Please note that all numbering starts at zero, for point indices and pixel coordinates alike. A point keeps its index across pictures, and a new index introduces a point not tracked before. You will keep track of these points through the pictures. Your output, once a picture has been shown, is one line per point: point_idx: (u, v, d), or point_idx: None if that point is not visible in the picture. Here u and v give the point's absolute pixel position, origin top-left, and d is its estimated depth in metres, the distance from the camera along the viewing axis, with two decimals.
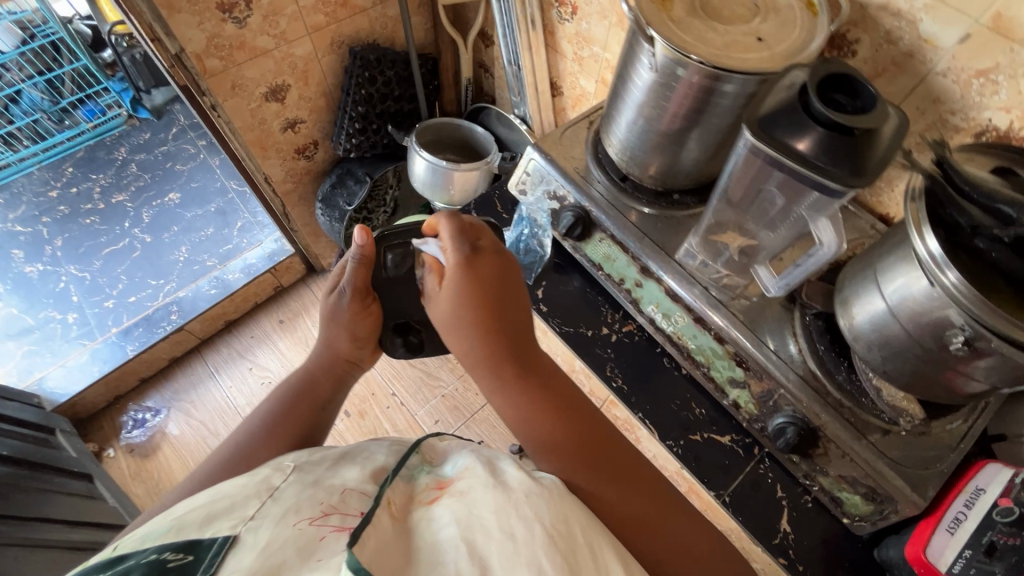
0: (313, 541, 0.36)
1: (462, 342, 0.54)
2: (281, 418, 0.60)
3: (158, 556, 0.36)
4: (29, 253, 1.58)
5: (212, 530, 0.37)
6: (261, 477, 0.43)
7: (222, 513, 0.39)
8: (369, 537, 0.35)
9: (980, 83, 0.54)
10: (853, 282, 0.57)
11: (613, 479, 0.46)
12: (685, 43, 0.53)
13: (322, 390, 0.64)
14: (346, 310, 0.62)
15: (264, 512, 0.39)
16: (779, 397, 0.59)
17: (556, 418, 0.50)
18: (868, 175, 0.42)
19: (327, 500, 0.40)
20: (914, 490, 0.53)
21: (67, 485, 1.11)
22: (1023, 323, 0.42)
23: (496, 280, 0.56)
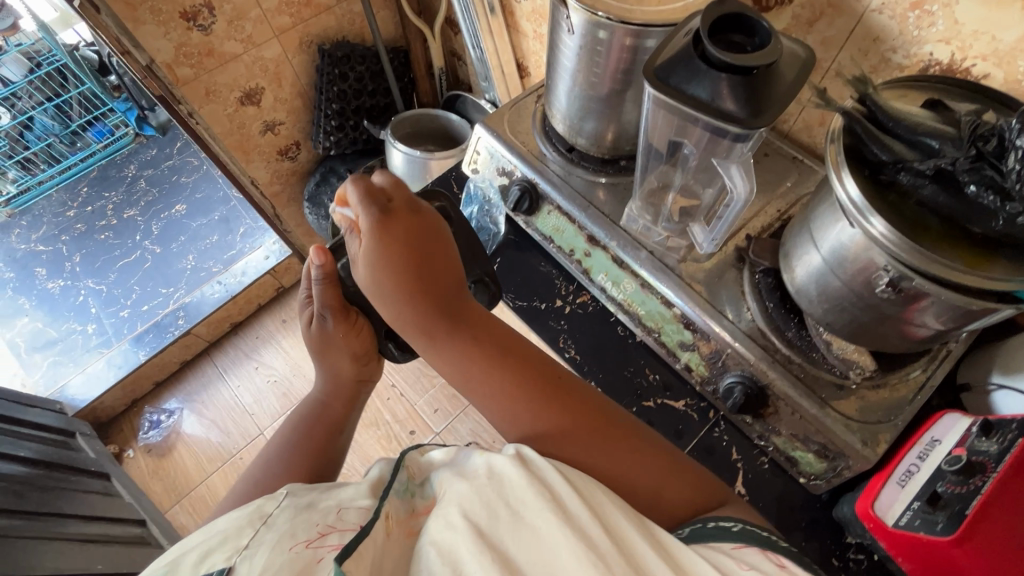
0: (312, 563, 0.36)
1: (391, 312, 0.53)
2: (296, 450, 0.58)
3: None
4: (51, 270, 1.68)
5: (207, 564, 0.37)
6: (253, 505, 0.42)
7: (218, 545, 0.38)
8: (362, 552, 0.35)
9: (916, 16, 0.52)
10: (792, 234, 0.55)
11: (552, 426, 0.48)
12: (597, 1, 0.53)
13: (334, 414, 0.62)
14: (335, 332, 0.60)
15: (259, 540, 0.38)
16: (727, 356, 0.58)
17: (494, 374, 0.51)
18: (768, 115, 0.41)
19: (322, 521, 0.40)
20: (865, 444, 0.52)
21: (86, 484, 1.17)
22: (965, 266, 0.40)
23: (414, 239, 0.53)
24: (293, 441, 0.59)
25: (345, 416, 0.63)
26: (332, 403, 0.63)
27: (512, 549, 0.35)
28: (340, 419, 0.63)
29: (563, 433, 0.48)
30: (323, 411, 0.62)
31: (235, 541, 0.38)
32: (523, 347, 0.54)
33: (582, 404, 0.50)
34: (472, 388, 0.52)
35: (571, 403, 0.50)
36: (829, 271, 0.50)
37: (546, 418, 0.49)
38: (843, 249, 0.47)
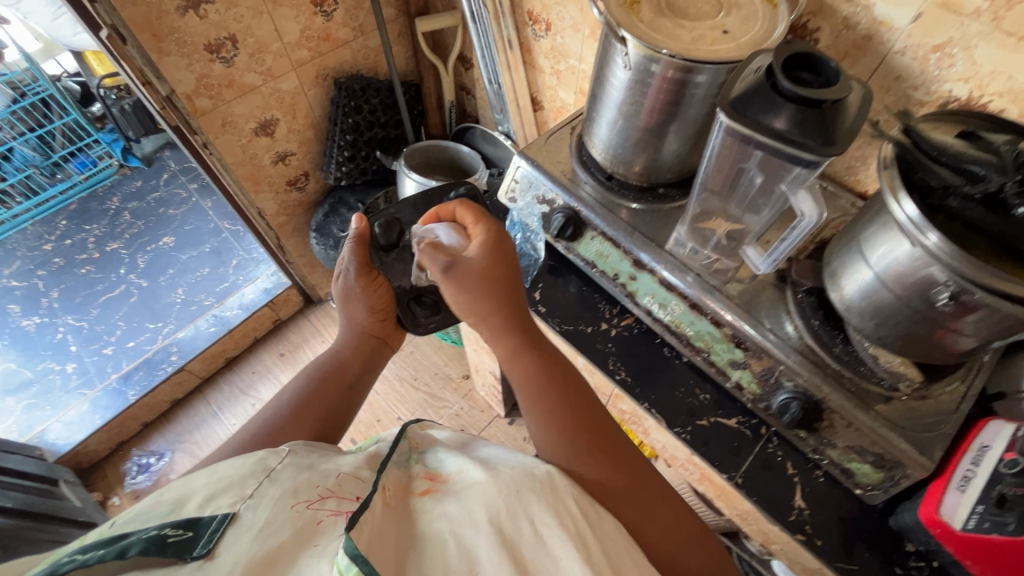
0: (313, 523, 0.40)
1: (463, 312, 0.57)
2: (309, 400, 0.60)
3: (159, 531, 0.37)
4: (26, 308, 1.58)
5: (212, 508, 0.39)
6: (257, 457, 0.45)
7: (223, 491, 0.41)
8: (366, 523, 0.38)
9: (937, 58, 0.57)
10: (838, 254, 0.58)
11: (584, 447, 0.50)
12: (656, 40, 0.56)
13: (349, 370, 0.64)
14: (356, 286, 0.63)
15: (263, 492, 0.41)
16: (780, 373, 0.60)
17: (547, 385, 0.54)
18: (840, 144, 0.44)
19: (322, 485, 0.44)
20: (921, 453, 0.54)
21: (74, 536, 1.09)
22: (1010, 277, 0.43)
23: (506, 261, 0.56)
24: (305, 392, 0.61)
25: (358, 376, 0.65)
26: (349, 359, 0.65)
27: (521, 546, 0.38)
28: (354, 376, 0.64)
29: (591, 457, 0.50)
30: (342, 365, 0.64)
31: (240, 490, 0.41)
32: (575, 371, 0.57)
33: (618, 439, 0.53)
34: (521, 387, 0.56)
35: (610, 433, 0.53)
36: (880, 285, 0.53)
37: (581, 440, 0.51)
38: (895, 264, 0.51)
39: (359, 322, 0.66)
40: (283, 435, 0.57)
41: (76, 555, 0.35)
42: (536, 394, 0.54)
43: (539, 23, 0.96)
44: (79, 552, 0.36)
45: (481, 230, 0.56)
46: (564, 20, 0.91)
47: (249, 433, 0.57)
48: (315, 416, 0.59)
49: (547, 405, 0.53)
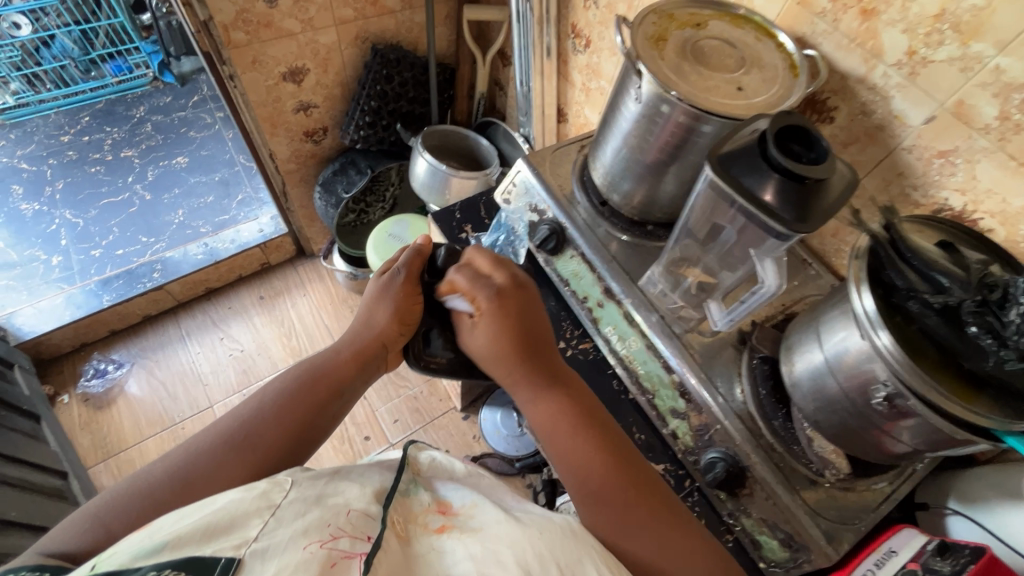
0: (325, 567, 0.37)
1: (502, 370, 0.60)
2: (293, 398, 0.57)
3: (158, 575, 0.33)
4: (28, 192, 1.60)
5: (214, 549, 0.36)
6: (260, 490, 0.41)
7: (224, 530, 0.37)
8: (382, 562, 0.39)
9: (940, 164, 0.58)
10: (797, 330, 0.59)
11: (620, 506, 0.50)
12: (669, 80, 0.56)
13: (341, 373, 0.61)
14: (399, 286, 0.66)
15: (270, 535, 0.37)
16: (715, 432, 0.61)
17: (579, 437, 0.54)
18: (812, 223, 0.45)
19: (335, 523, 0.40)
20: (829, 542, 0.55)
21: (14, 422, 1.11)
22: (959, 399, 0.44)
23: (522, 311, 0.61)
24: (288, 394, 0.58)
25: (349, 383, 0.61)
26: (344, 363, 0.62)
27: None
28: (346, 382, 0.61)
29: (630, 516, 0.50)
30: (331, 369, 0.60)
31: (243, 532, 0.37)
32: (607, 421, 0.57)
33: (651, 492, 0.52)
34: (545, 431, 0.57)
35: (645, 482, 0.52)
36: (828, 372, 0.54)
37: (619, 497, 0.51)
38: (846, 354, 0.51)
39: (376, 324, 0.65)
40: (259, 439, 0.53)
41: None
42: (569, 457, 0.54)
43: (580, 37, 0.97)
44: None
45: (487, 290, 0.61)
46: (603, 41, 0.92)
47: (222, 428, 0.54)
48: (295, 417, 0.56)
49: (580, 465, 0.53)
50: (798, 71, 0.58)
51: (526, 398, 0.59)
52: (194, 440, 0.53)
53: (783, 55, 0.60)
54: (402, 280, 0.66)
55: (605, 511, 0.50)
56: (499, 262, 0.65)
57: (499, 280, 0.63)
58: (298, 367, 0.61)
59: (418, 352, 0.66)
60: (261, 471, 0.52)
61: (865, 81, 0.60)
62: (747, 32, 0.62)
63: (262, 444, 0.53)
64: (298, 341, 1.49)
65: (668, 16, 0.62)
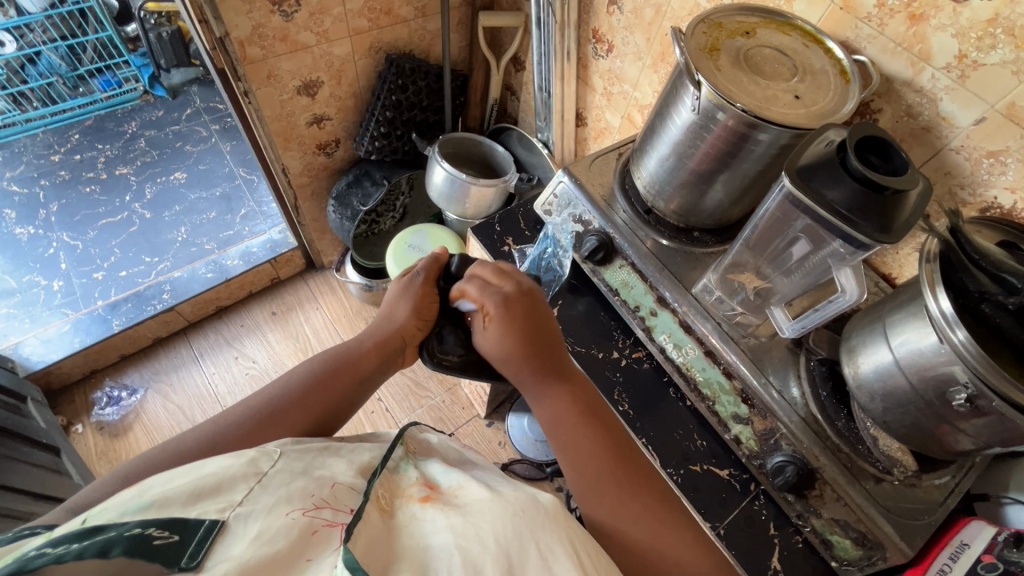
0: (306, 533, 0.39)
1: (511, 370, 0.60)
2: (315, 386, 0.57)
3: (143, 531, 0.35)
4: (22, 215, 1.55)
5: (198, 511, 0.37)
6: (249, 458, 0.43)
7: (209, 492, 0.39)
8: (360, 535, 0.38)
9: (989, 163, 0.59)
10: (859, 331, 0.60)
11: (611, 495, 0.50)
12: (729, 91, 0.56)
13: (365, 365, 0.60)
14: (418, 286, 0.65)
15: (253, 499, 0.39)
16: (780, 435, 0.62)
17: (579, 431, 0.55)
18: (896, 234, 0.45)
19: (318, 494, 0.42)
20: (903, 539, 0.56)
21: (35, 456, 1.07)
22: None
23: (530, 317, 0.60)
24: (314, 379, 0.57)
25: (370, 373, 0.60)
26: (367, 354, 0.60)
27: None
28: (367, 373, 0.60)
29: (618, 507, 0.50)
30: (356, 360, 0.60)
31: (228, 496, 0.39)
32: (610, 419, 0.57)
33: (647, 482, 0.52)
34: (551, 425, 0.57)
35: (642, 478, 0.52)
36: (898, 372, 0.54)
37: (611, 485, 0.51)
38: (918, 354, 0.52)
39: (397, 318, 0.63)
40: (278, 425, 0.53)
41: (43, 549, 0.32)
42: (567, 454, 0.54)
43: (603, 42, 0.97)
44: (47, 547, 0.32)
45: (495, 297, 0.59)
46: (628, 46, 0.92)
47: (250, 405, 0.55)
48: (317, 406, 0.56)
49: (574, 461, 0.53)
50: (850, 77, 0.59)
51: (534, 394, 0.59)
52: (225, 413, 0.55)
53: (832, 61, 0.61)
54: (420, 282, 0.64)
55: (599, 500, 0.50)
56: (506, 272, 0.63)
57: (508, 287, 0.61)
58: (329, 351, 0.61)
59: (432, 350, 0.63)
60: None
61: (912, 83, 0.61)
62: (795, 39, 0.62)
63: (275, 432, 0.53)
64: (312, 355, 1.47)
65: (716, 26, 0.62)
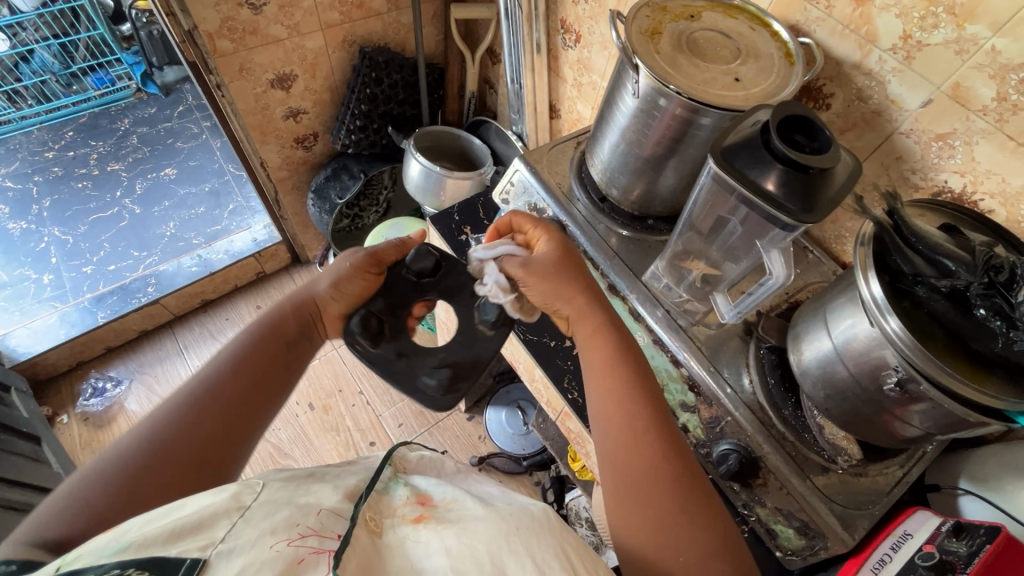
0: (292, 562, 0.36)
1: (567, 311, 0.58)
2: (244, 356, 0.55)
3: (121, 572, 0.33)
4: (15, 210, 1.58)
5: (178, 548, 0.35)
6: (230, 492, 0.41)
7: (191, 531, 0.37)
8: (350, 558, 0.38)
9: (938, 146, 0.58)
10: (804, 319, 0.59)
11: (661, 473, 0.49)
12: (666, 74, 0.56)
13: (288, 328, 0.58)
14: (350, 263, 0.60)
15: (236, 534, 0.37)
16: (726, 423, 0.61)
17: (635, 399, 0.52)
18: (818, 213, 0.45)
19: (304, 523, 0.40)
20: (846, 529, 0.55)
21: (15, 445, 1.09)
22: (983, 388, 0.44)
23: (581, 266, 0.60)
24: (239, 355, 0.55)
25: (299, 335, 0.59)
26: (287, 318, 0.59)
27: None
28: (294, 336, 0.58)
29: (657, 464, 0.49)
30: (280, 323, 0.58)
31: (209, 532, 0.37)
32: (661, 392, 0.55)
33: (685, 448, 0.51)
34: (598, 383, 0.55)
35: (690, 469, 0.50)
36: (837, 358, 0.54)
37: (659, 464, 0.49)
38: (854, 340, 0.51)
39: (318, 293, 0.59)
40: (212, 409, 0.51)
41: None
42: (613, 398, 0.53)
43: (571, 32, 0.96)
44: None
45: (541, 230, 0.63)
46: (594, 35, 0.91)
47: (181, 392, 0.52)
48: (250, 372, 0.54)
49: (623, 407, 0.52)
50: (794, 60, 0.58)
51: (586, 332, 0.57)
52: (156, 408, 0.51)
53: (778, 44, 0.60)
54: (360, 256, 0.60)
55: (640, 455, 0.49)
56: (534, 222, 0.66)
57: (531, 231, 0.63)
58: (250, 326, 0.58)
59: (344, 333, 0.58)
60: (215, 440, 0.50)
61: (860, 66, 0.60)
62: (741, 22, 0.61)
63: (206, 418, 0.50)
64: None
65: (661, 9, 0.62)
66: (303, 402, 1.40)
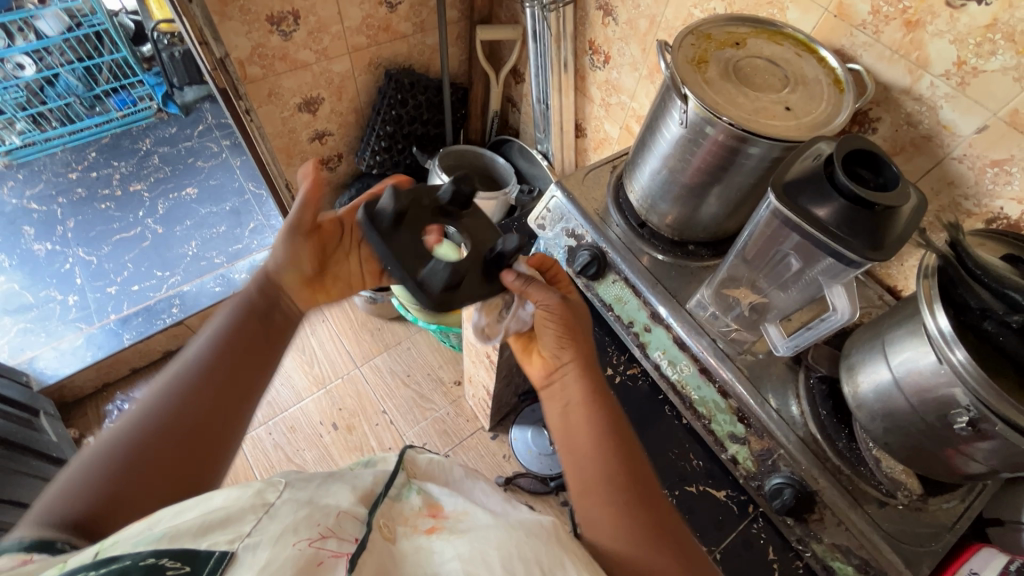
0: (314, 564, 0.36)
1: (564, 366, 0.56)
2: (233, 329, 0.58)
3: (156, 561, 0.32)
4: (40, 232, 1.59)
5: (208, 542, 0.34)
6: (254, 489, 0.40)
7: (219, 523, 0.36)
8: (367, 564, 0.38)
9: (993, 173, 0.57)
10: (858, 349, 0.58)
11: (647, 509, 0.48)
12: (716, 104, 0.55)
13: (265, 307, 0.61)
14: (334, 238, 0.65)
15: (262, 529, 0.36)
16: (779, 456, 0.59)
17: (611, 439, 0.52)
18: (887, 250, 0.43)
19: (324, 523, 0.40)
20: (909, 567, 0.53)
21: (42, 470, 1.09)
22: None
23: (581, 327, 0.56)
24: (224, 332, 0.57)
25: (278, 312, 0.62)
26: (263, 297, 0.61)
27: None
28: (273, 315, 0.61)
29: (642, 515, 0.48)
30: (257, 305, 0.60)
31: (237, 526, 0.36)
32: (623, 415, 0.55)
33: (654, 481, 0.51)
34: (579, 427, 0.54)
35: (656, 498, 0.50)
36: (897, 391, 0.52)
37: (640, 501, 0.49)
38: (916, 373, 0.50)
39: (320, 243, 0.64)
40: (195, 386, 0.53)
41: None
42: (599, 443, 0.52)
43: (599, 54, 0.96)
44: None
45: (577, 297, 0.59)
46: (624, 57, 0.91)
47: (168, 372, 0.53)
48: (234, 345, 0.57)
49: (609, 457, 0.51)
50: (844, 87, 0.57)
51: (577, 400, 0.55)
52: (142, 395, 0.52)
53: (826, 70, 0.59)
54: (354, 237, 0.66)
55: (624, 518, 0.48)
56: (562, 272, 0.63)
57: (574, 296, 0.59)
58: (209, 327, 0.58)
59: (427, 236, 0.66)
60: (206, 420, 0.52)
61: (910, 91, 0.59)
62: (787, 48, 0.61)
63: (183, 411, 0.51)
64: (319, 366, 1.50)
65: (705, 37, 0.61)
66: (327, 422, 1.39)
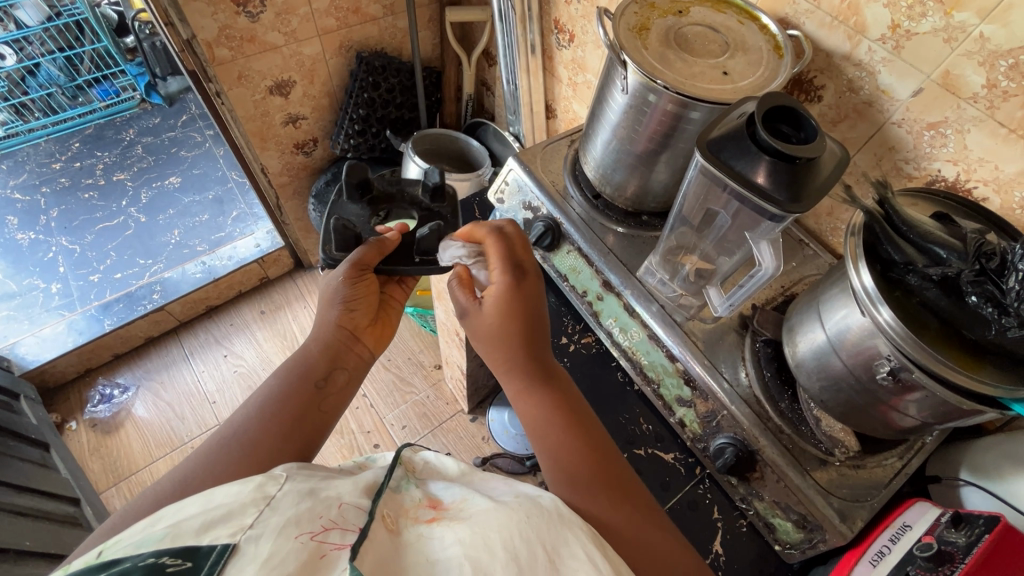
0: (315, 558, 0.36)
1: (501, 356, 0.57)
2: (283, 393, 0.57)
3: (156, 560, 0.33)
4: (23, 221, 1.60)
5: (210, 537, 0.35)
6: (255, 483, 0.40)
7: (223, 518, 0.36)
8: (368, 552, 0.37)
9: (930, 136, 0.57)
10: (798, 311, 0.59)
11: (600, 491, 0.48)
12: (654, 69, 0.56)
13: (318, 367, 0.59)
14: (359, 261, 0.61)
15: (264, 522, 0.37)
16: (722, 417, 0.60)
17: (563, 428, 0.52)
18: (805, 202, 0.44)
19: (326, 515, 0.39)
20: (842, 521, 0.54)
21: (22, 451, 1.11)
22: (979, 376, 0.43)
23: (527, 314, 0.56)
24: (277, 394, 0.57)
25: (328, 371, 0.60)
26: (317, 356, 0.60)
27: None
28: (324, 374, 0.59)
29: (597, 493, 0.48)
30: (309, 365, 0.59)
31: (239, 518, 0.36)
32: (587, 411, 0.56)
33: (615, 462, 0.52)
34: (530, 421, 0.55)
35: (617, 478, 0.50)
36: (831, 350, 0.53)
37: (594, 479, 0.49)
38: (848, 331, 0.51)
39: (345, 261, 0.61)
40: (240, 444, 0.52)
41: None
42: (553, 429, 0.53)
43: (564, 33, 0.96)
44: None
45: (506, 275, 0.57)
46: (587, 34, 0.91)
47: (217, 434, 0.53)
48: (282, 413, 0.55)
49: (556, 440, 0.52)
50: (782, 52, 0.58)
51: (516, 397, 0.56)
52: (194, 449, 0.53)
53: (767, 37, 0.60)
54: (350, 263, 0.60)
55: (571, 488, 0.48)
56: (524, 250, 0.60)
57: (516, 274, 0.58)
58: (260, 394, 0.57)
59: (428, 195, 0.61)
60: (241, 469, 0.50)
61: (851, 57, 0.60)
62: (729, 16, 0.62)
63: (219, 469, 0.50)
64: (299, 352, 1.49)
65: (649, 6, 0.62)
66: None
